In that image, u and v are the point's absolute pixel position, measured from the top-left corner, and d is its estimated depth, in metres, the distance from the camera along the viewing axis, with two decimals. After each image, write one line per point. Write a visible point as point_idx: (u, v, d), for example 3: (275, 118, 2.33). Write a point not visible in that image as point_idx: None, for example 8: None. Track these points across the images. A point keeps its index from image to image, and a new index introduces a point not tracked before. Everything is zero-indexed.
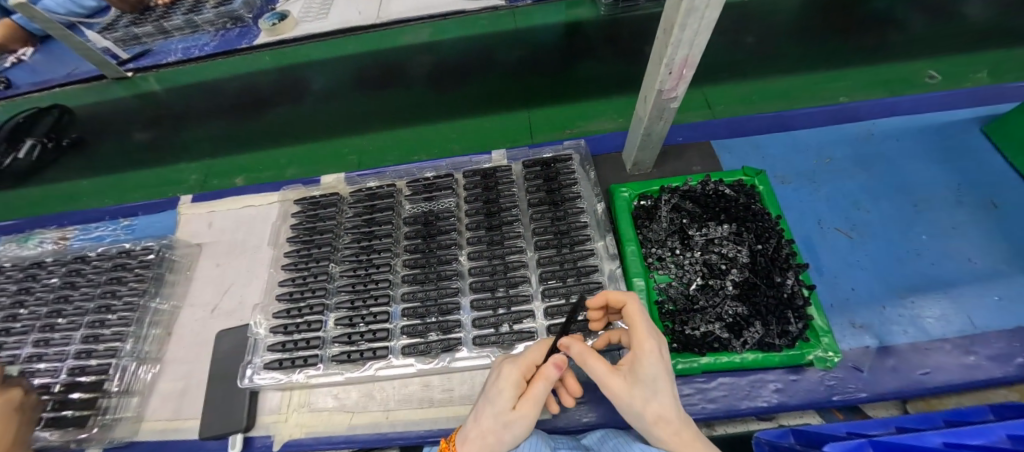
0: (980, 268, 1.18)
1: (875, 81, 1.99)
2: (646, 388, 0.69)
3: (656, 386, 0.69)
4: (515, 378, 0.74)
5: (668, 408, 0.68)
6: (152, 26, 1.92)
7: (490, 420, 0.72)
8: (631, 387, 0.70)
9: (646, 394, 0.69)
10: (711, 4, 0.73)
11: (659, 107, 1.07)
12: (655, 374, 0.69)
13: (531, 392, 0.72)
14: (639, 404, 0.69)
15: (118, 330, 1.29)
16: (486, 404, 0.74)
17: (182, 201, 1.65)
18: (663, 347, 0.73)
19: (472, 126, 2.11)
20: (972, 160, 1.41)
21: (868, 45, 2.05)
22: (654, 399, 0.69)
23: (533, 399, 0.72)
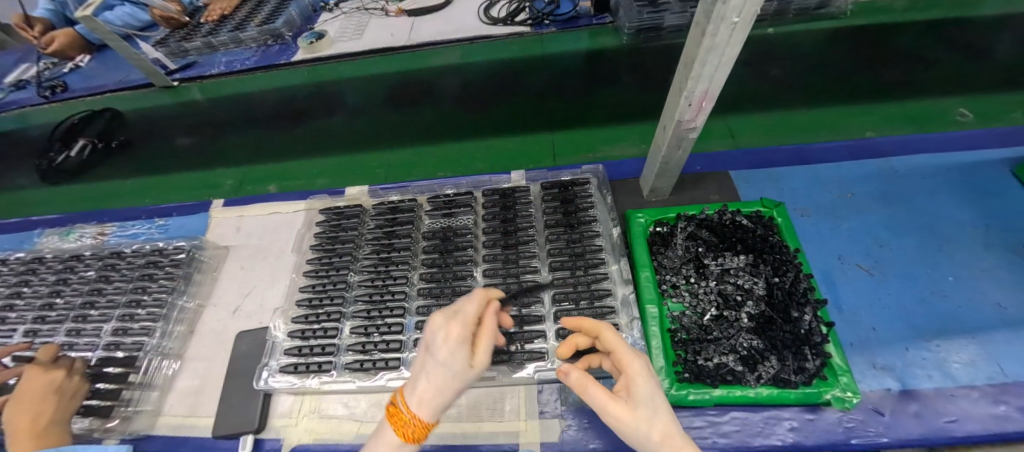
0: (1012, 313, 1.14)
1: (904, 116, 1.95)
2: (647, 407, 0.68)
3: (655, 403, 0.69)
4: (461, 332, 0.71)
5: (672, 428, 0.66)
6: (200, 41, 2.06)
7: (445, 378, 0.68)
8: (633, 410, 0.68)
9: (648, 415, 0.67)
10: (732, 41, 0.77)
11: (677, 136, 1.09)
12: (651, 390, 0.70)
13: (482, 344, 0.73)
14: (645, 429, 0.66)
15: (145, 325, 1.35)
16: (434, 363, 0.69)
17: (214, 205, 1.73)
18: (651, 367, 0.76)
19: (499, 145, 2.12)
20: (1001, 201, 1.37)
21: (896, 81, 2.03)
22: (658, 416, 0.67)
23: (485, 349, 0.72)
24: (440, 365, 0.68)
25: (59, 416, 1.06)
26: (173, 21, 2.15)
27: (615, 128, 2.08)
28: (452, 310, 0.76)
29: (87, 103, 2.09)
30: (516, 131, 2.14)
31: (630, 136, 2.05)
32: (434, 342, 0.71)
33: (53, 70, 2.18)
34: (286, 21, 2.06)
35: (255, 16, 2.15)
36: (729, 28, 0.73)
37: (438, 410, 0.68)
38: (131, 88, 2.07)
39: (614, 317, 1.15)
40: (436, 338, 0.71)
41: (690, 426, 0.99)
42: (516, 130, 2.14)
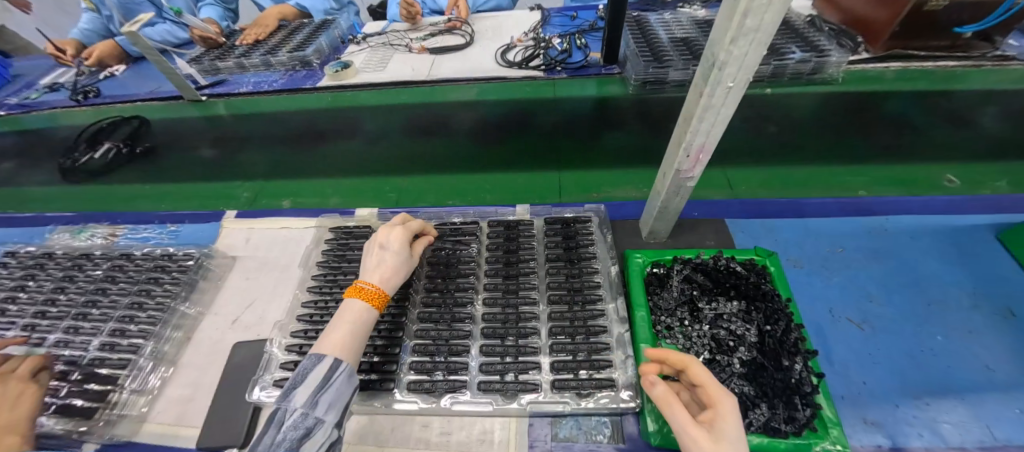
0: (1000, 376, 1.16)
1: (891, 180, 2.10)
2: (730, 446, 0.73)
3: (737, 447, 0.73)
4: (406, 233, 1.24)
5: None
6: (233, 62, 2.20)
7: (396, 260, 1.15)
8: (714, 441, 0.74)
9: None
10: (727, 102, 0.85)
11: (676, 183, 1.16)
12: (736, 433, 0.75)
13: (418, 248, 1.28)
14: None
15: (144, 328, 1.36)
16: (390, 253, 1.16)
17: (226, 215, 1.78)
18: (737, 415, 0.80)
19: (506, 181, 2.44)
20: (987, 265, 1.42)
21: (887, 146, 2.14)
22: None
23: (419, 250, 1.28)
24: (394, 252, 1.16)
25: (7, 421, 0.98)
26: (210, 41, 2.33)
27: (623, 173, 2.39)
28: (392, 224, 1.26)
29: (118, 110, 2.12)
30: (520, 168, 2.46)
31: (633, 180, 2.37)
32: (385, 241, 1.18)
33: (88, 76, 2.29)
34: (315, 49, 2.21)
35: (287, 43, 2.30)
36: (724, 91, 0.83)
37: (395, 284, 1.12)
38: (159, 98, 2.15)
39: (608, 354, 1.17)
40: (386, 239, 1.19)
41: None
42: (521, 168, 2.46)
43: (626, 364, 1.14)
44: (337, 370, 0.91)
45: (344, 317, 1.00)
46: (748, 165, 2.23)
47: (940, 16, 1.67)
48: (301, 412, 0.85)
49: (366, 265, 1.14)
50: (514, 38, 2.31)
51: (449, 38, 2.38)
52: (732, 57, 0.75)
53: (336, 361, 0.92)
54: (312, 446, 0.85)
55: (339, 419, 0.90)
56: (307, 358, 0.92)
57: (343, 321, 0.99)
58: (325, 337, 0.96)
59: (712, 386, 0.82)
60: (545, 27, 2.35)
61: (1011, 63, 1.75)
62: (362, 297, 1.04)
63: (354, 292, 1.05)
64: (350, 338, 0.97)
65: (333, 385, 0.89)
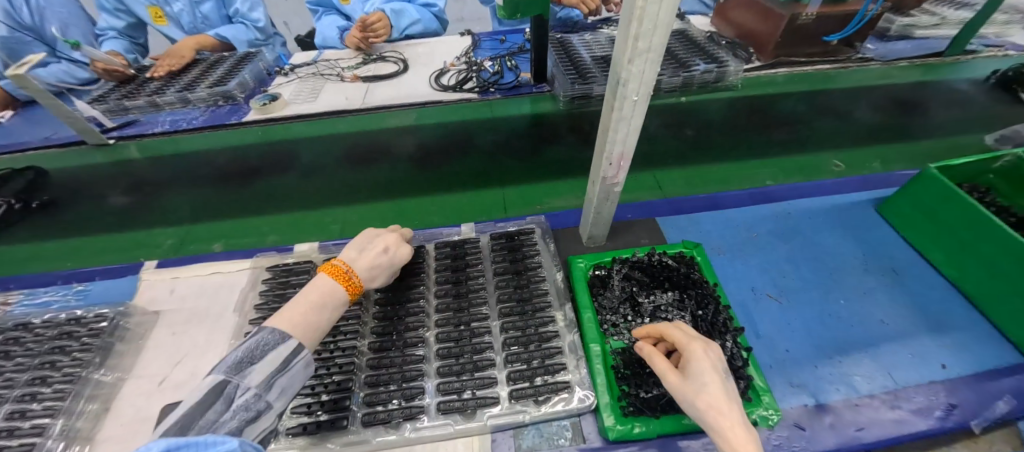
0: (892, 328, 1.35)
1: (795, 168, 2.35)
2: (695, 382, 0.89)
3: (704, 379, 0.88)
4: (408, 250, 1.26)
5: (713, 399, 0.85)
6: (144, 101, 2.05)
7: (389, 272, 1.16)
8: (682, 380, 0.92)
9: (695, 387, 0.88)
10: (635, 114, 0.95)
11: (605, 190, 1.25)
12: (702, 371, 0.89)
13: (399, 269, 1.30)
14: (692, 394, 0.87)
15: (51, 405, 1.20)
16: (389, 261, 1.16)
17: (145, 267, 1.63)
18: (713, 356, 0.94)
19: (451, 202, 2.41)
20: (871, 234, 1.65)
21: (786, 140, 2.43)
22: (706, 389, 0.87)
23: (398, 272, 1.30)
24: (393, 262, 1.17)
25: None
26: (116, 74, 2.18)
27: (566, 182, 2.47)
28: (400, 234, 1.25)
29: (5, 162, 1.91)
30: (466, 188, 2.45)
31: (575, 189, 2.45)
32: (393, 246, 1.18)
33: None
34: (238, 83, 2.13)
35: (206, 78, 2.20)
36: (631, 104, 0.92)
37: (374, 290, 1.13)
38: (55, 146, 1.92)
39: (561, 358, 1.22)
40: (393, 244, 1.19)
41: None
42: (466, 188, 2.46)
43: (578, 365, 1.20)
44: (297, 353, 0.88)
45: (325, 301, 0.97)
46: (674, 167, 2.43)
47: (810, 28, 1.96)
48: (255, 393, 0.79)
49: (363, 254, 1.11)
50: (447, 62, 2.37)
51: (380, 65, 2.39)
52: (632, 74, 0.84)
53: (301, 345, 0.89)
54: (254, 432, 0.79)
55: (286, 407, 0.87)
56: (267, 331, 0.86)
57: (324, 306, 0.96)
58: (297, 315, 0.91)
59: (685, 335, 0.99)
60: (476, 51, 2.43)
61: (871, 63, 2.08)
62: (348, 289, 1.02)
63: (342, 277, 1.02)
64: (318, 322, 0.94)
65: (291, 369, 0.86)
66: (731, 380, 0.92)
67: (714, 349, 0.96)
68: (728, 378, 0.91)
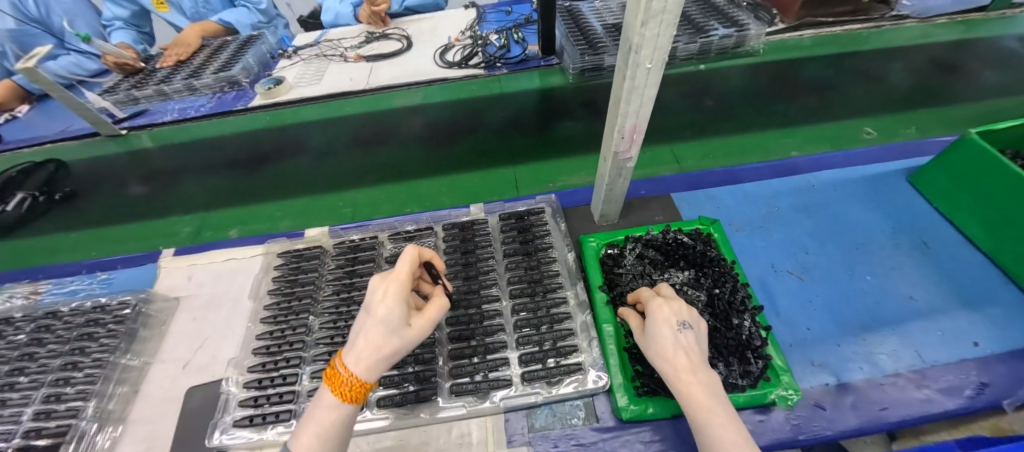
0: (921, 304, 1.29)
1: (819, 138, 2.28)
2: (647, 338, 0.91)
3: (654, 334, 0.88)
4: (405, 294, 0.84)
5: (658, 353, 0.86)
6: (152, 89, 2.04)
7: (386, 335, 0.80)
8: (643, 336, 0.94)
9: (648, 341, 0.90)
10: (649, 82, 0.89)
11: (617, 166, 1.20)
12: (651, 328, 0.89)
13: (428, 315, 0.87)
14: (647, 347, 0.91)
15: (83, 388, 1.26)
16: (374, 323, 0.80)
17: (163, 255, 1.66)
18: (671, 310, 0.90)
19: (459, 182, 2.45)
20: (902, 206, 1.56)
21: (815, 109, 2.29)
22: (654, 344, 0.88)
23: (428, 320, 0.86)
24: (380, 322, 0.80)
25: None
26: (127, 66, 2.16)
27: (577, 159, 2.45)
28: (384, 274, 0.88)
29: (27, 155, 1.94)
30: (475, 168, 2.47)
31: (584, 166, 2.43)
32: (373, 299, 0.82)
33: None
34: (242, 68, 2.10)
35: (212, 63, 2.18)
36: (645, 73, 0.86)
37: (388, 364, 0.81)
38: (73, 138, 1.94)
39: (573, 340, 1.21)
40: (375, 296, 0.83)
41: (652, 440, 1.05)
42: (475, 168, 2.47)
43: (591, 346, 1.18)
44: None
45: (317, 414, 0.78)
46: (691, 139, 2.33)
47: None
48: None
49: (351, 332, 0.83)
50: (452, 37, 2.29)
51: (384, 44, 2.32)
52: (645, 39, 0.78)
53: None
54: None
55: None
56: None
57: (312, 421, 0.77)
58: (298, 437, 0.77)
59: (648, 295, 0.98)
60: (481, 24, 2.34)
61: (906, 21, 1.93)
62: (339, 390, 0.78)
63: (330, 379, 0.79)
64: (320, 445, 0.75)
65: None
66: (692, 330, 0.87)
67: (675, 303, 0.92)
68: (684, 329, 0.87)
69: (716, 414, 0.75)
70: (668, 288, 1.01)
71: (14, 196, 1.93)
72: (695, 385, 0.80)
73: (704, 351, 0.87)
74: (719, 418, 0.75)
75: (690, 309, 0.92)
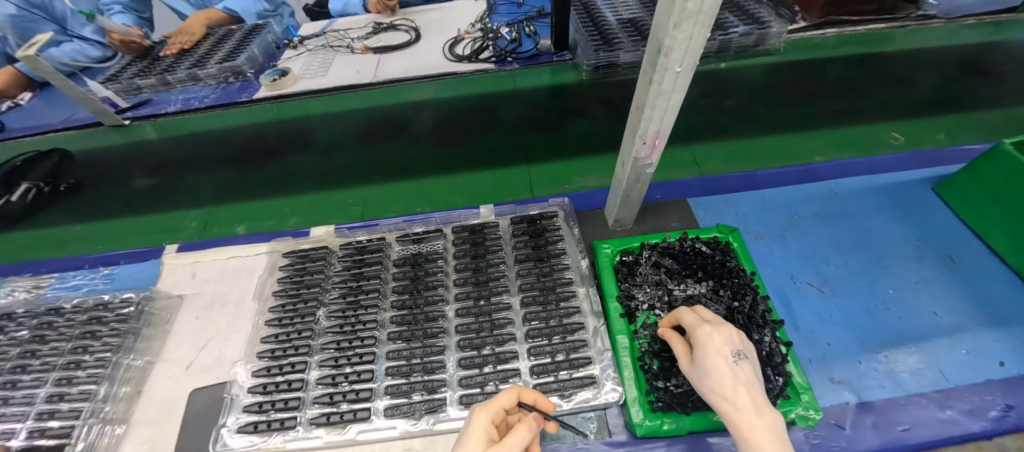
0: (947, 321, 1.24)
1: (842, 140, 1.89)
2: (699, 370, 0.86)
3: (707, 366, 0.84)
4: (484, 424, 0.80)
5: (715, 388, 0.81)
6: (155, 78, 2.00)
7: None
8: (693, 369, 0.89)
9: (701, 374, 0.85)
10: (676, 87, 0.84)
11: (636, 171, 1.15)
12: (705, 359, 0.85)
13: (506, 441, 0.76)
14: (700, 381, 0.86)
15: (86, 388, 1.24)
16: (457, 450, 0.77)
17: (166, 251, 1.63)
18: (724, 339, 0.87)
19: (476, 181, 2.12)
20: (926, 217, 1.51)
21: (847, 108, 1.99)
22: (709, 378, 0.83)
23: (506, 448, 0.75)
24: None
25: None
26: (134, 45, 2.24)
27: (601, 158, 2.13)
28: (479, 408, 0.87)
29: (33, 144, 1.91)
30: (492, 165, 2.16)
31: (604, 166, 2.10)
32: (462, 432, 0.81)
33: None
34: (247, 58, 2.05)
35: (217, 52, 2.13)
36: (673, 77, 0.81)
37: None
38: (77, 127, 1.94)
39: (587, 351, 1.17)
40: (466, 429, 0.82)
41: None
42: (492, 165, 2.16)
43: (605, 359, 1.14)
44: None
45: None
46: None
47: None
48: None
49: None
50: (461, 30, 2.22)
51: (392, 35, 2.26)
52: (677, 41, 0.72)
53: None
54: None
55: None
56: None
57: None
58: None
59: (693, 320, 0.95)
60: (492, 16, 2.26)
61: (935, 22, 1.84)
62: None
63: None
64: None
65: None
66: (748, 360, 0.84)
67: (725, 330, 0.89)
68: (739, 359, 0.84)
69: None
70: (710, 311, 0.97)
71: (18, 186, 1.93)
72: (762, 424, 0.74)
73: (761, 384, 0.83)
74: None
75: (740, 338, 0.89)
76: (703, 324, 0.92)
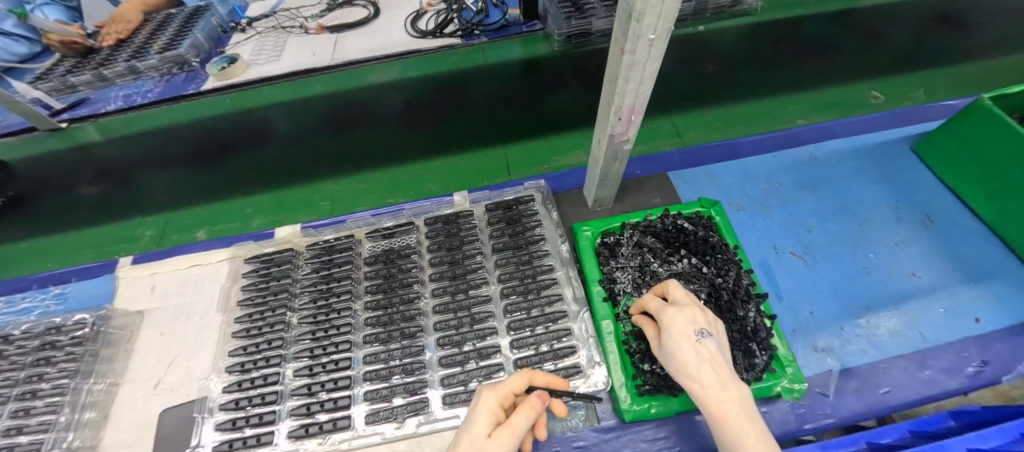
0: (924, 281, 1.25)
1: (824, 104, 2.08)
2: (667, 353, 0.84)
3: (671, 351, 0.81)
4: (492, 405, 0.78)
5: (682, 371, 0.79)
6: (90, 74, 1.80)
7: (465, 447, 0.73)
8: (662, 353, 0.86)
9: (669, 358, 0.83)
10: (651, 57, 0.77)
11: (613, 149, 1.08)
12: (669, 343, 0.82)
13: (511, 422, 0.76)
14: (668, 364, 0.84)
15: (46, 418, 1.16)
16: (463, 431, 0.76)
17: (121, 264, 1.52)
18: (687, 318, 0.83)
19: (452, 167, 2.24)
20: (904, 177, 1.49)
21: (819, 71, 2.07)
22: (675, 362, 0.81)
23: (512, 428, 0.75)
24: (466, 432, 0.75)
25: None
26: (76, 46, 1.87)
27: (571, 136, 2.25)
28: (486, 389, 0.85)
29: None
30: (463, 149, 2.25)
31: (583, 144, 2.24)
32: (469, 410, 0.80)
33: None
34: (191, 45, 1.87)
35: (156, 40, 1.93)
36: (646, 45, 0.74)
37: None
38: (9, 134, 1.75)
39: (570, 339, 1.14)
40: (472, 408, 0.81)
41: (656, 438, 1.01)
42: (463, 149, 2.25)
43: (590, 346, 1.11)
44: None
45: None
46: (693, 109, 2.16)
47: None
48: None
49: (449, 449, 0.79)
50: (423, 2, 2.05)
51: (349, 12, 2.09)
52: (648, 6, 0.64)
53: None
54: None
55: None
56: None
57: None
58: None
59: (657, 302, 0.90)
60: None
61: None
62: None
63: None
64: None
65: None
66: (712, 337, 0.80)
67: (688, 309, 0.84)
68: (703, 338, 0.80)
69: (754, 431, 0.69)
70: (676, 288, 0.93)
71: None
72: (729, 402, 0.73)
73: (728, 358, 0.80)
74: (762, 437, 0.69)
75: (704, 313, 0.85)
76: (665, 307, 0.87)
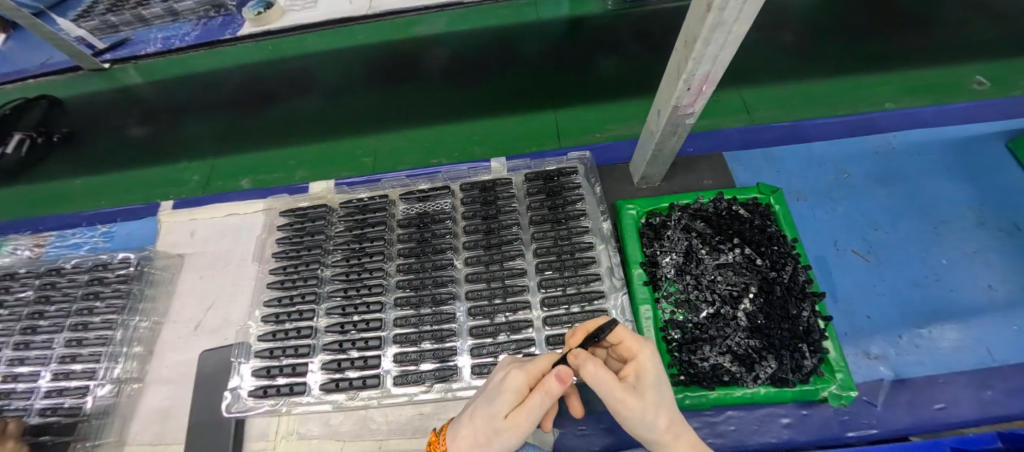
0: (1000, 296, 1.13)
1: (920, 85, 1.78)
2: (651, 393, 0.66)
3: (661, 389, 0.67)
4: (517, 385, 0.70)
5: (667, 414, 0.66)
6: (129, 14, 1.79)
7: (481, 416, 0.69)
8: (643, 397, 0.66)
9: (657, 400, 0.66)
10: (742, 16, 0.64)
11: (673, 122, 0.99)
12: (659, 379, 0.68)
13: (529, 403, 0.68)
14: (649, 412, 0.65)
15: (96, 349, 1.22)
16: (483, 404, 0.70)
17: (163, 208, 1.55)
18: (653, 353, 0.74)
19: (499, 128, 1.89)
20: (994, 178, 1.33)
21: (908, 49, 1.85)
22: (662, 402, 0.67)
23: (528, 412, 0.67)
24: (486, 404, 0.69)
25: None
26: None
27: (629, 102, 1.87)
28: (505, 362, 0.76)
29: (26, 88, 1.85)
30: (511, 109, 1.91)
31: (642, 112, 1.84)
32: (494, 382, 0.73)
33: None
34: None
35: None
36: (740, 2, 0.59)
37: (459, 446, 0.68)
38: (58, 72, 1.86)
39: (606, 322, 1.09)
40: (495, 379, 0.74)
41: None
42: (511, 109, 1.91)
43: None
44: None
45: None
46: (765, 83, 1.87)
47: None
48: None
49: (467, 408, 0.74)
50: None
51: None
52: None
53: None
54: None
55: None
56: None
57: None
58: None
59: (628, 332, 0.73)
60: None
61: None
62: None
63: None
64: None
65: None
66: None
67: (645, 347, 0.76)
68: None
69: None
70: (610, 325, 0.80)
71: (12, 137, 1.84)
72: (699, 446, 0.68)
73: None
74: None
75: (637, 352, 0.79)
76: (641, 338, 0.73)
